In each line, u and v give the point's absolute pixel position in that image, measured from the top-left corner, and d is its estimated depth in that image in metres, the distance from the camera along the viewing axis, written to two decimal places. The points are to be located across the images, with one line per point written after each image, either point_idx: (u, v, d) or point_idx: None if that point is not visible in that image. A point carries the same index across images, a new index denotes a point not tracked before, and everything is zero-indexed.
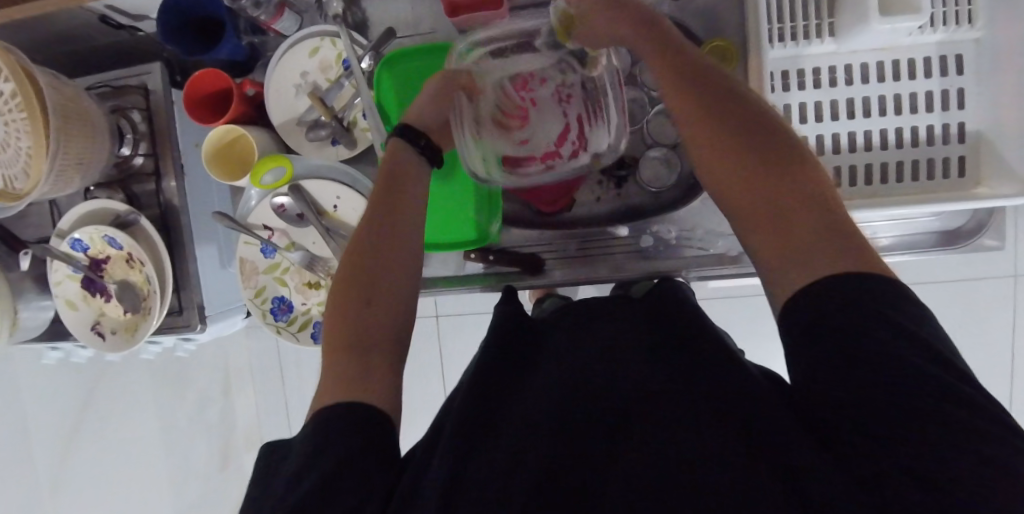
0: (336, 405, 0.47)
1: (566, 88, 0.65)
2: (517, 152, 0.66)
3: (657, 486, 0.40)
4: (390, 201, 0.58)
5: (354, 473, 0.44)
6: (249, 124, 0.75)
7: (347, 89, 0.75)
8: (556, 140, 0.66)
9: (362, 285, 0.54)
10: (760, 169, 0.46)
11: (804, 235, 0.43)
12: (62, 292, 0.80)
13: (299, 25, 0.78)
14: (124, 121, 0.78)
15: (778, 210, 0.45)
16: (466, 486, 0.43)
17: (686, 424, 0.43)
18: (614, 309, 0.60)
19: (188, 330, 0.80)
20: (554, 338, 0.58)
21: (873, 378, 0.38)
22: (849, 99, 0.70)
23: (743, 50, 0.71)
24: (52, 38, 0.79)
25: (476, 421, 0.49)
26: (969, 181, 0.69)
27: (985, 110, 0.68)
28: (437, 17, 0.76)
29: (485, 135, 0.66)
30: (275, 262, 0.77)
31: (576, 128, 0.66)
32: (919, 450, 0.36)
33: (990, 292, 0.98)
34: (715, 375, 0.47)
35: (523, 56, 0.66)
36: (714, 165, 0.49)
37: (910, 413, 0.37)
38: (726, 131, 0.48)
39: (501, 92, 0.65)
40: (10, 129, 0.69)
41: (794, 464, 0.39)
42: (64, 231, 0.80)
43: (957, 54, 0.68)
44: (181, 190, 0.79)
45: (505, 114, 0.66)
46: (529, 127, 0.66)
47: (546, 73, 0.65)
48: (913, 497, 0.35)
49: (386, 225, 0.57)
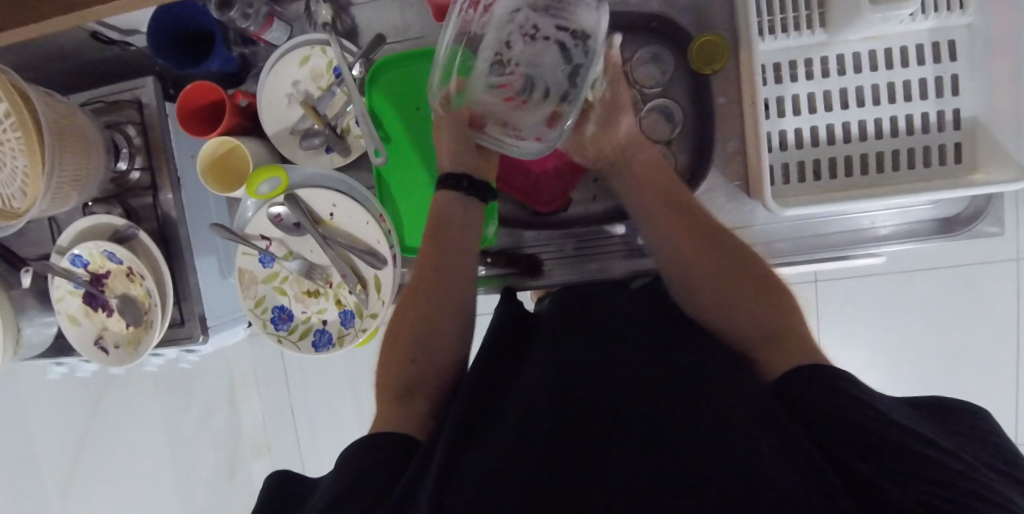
0: (375, 432, 0.51)
1: (528, 27, 0.57)
2: (551, 110, 0.60)
3: (656, 486, 0.40)
4: (441, 243, 0.64)
5: (375, 484, 0.45)
6: (242, 135, 0.75)
7: (339, 97, 0.75)
8: (566, 65, 0.58)
9: (413, 342, 0.60)
10: (738, 273, 0.58)
11: (787, 337, 0.52)
12: (63, 308, 0.81)
13: (289, 35, 0.78)
14: (119, 136, 0.79)
15: (763, 330, 0.54)
16: (464, 487, 0.42)
17: (685, 424, 0.43)
18: (608, 309, 0.60)
19: (190, 342, 0.81)
20: (546, 337, 0.58)
21: (860, 410, 0.42)
22: (842, 89, 0.69)
23: (733, 44, 0.71)
24: (45, 56, 0.79)
25: (475, 424, 0.49)
26: (966, 167, 0.69)
27: (980, 96, 0.67)
28: (425, 22, 0.76)
29: (520, 119, 0.61)
30: (274, 272, 0.77)
31: (569, 40, 0.57)
32: (903, 459, 0.39)
33: (992, 277, 0.98)
34: (716, 380, 0.47)
35: (483, 41, 0.58)
36: (709, 261, 0.60)
37: (887, 426, 0.40)
38: (713, 250, 0.60)
39: (485, 66, 0.58)
40: (7, 149, 0.69)
41: (789, 464, 0.40)
42: (64, 247, 0.80)
43: (950, 40, 0.67)
44: (178, 202, 0.80)
45: (506, 89, 0.59)
46: (538, 77, 0.58)
47: (506, 35, 0.57)
48: (899, 497, 0.37)
49: (439, 273, 0.63)
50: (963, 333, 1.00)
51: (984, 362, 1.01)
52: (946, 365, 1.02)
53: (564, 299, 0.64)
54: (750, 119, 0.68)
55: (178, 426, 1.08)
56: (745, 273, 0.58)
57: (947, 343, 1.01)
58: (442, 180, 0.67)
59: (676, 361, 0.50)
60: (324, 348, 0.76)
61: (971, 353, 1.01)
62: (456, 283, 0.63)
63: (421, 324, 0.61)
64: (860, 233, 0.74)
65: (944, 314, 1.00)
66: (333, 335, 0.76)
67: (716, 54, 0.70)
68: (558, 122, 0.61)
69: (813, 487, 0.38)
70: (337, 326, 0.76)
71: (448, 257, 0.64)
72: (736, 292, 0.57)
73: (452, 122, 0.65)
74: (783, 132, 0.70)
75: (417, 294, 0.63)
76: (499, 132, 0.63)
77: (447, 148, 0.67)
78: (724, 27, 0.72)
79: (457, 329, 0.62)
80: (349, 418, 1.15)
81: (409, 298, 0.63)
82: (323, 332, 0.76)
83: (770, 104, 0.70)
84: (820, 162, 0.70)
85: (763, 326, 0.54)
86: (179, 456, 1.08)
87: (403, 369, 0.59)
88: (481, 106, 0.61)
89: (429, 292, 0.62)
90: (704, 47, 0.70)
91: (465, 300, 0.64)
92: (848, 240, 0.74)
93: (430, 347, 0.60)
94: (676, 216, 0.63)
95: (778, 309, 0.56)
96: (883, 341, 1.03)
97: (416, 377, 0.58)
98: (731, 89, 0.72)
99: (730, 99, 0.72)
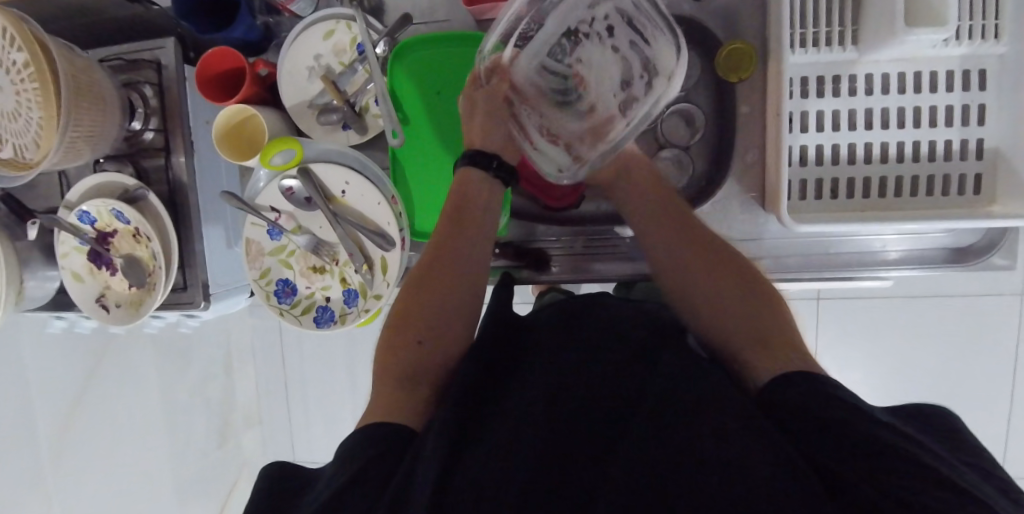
0: (370, 423, 0.51)
1: (603, 22, 0.59)
2: (592, 124, 0.63)
3: (654, 489, 0.42)
4: (456, 219, 0.65)
5: (370, 482, 0.45)
6: (260, 105, 0.75)
7: (360, 75, 0.74)
8: (624, 86, 0.61)
9: (416, 325, 0.60)
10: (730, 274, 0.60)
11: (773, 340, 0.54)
12: (68, 264, 0.80)
13: (315, 8, 0.77)
14: (135, 96, 0.78)
15: (747, 327, 0.56)
16: (465, 479, 0.43)
17: (685, 422, 0.44)
18: (602, 310, 0.60)
19: (191, 307, 0.81)
20: (544, 330, 0.59)
21: (850, 410, 0.43)
22: (867, 109, 0.68)
23: (761, 54, 0.70)
24: (66, 8, 0.78)
25: (473, 417, 0.49)
26: (984, 199, 0.68)
27: (1006, 129, 0.66)
28: (453, 6, 0.75)
29: (561, 123, 0.64)
30: (281, 245, 0.76)
31: (636, 67, 0.61)
32: (885, 460, 0.40)
33: (996, 310, 0.98)
34: (713, 380, 0.48)
35: (555, 17, 0.59)
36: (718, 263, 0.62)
37: (864, 420, 0.42)
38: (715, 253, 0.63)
39: (546, 50, 0.60)
40: (21, 99, 0.68)
41: (786, 469, 0.40)
42: (72, 203, 0.80)
43: (981, 69, 0.66)
44: (190, 167, 0.79)
45: (557, 78, 0.61)
46: (592, 77, 0.60)
47: (581, 27, 0.59)
48: (884, 502, 0.39)
49: (448, 257, 0.64)
50: (962, 362, 1.01)
51: (980, 392, 1.01)
52: (942, 393, 1.03)
53: (560, 305, 0.64)
54: (771, 132, 0.68)
55: (172, 390, 1.08)
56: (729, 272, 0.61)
57: (945, 372, 1.02)
58: (467, 155, 0.68)
59: (670, 364, 0.50)
60: (325, 325, 0.76)
61: (967, 384, 1.01)
62: (462, 261, 0.64)
63: (435, 306, 0.61)
64: (870, 256, 0.73)
65: (945, 343, 1.01)
66: (336, 313, 0.76)
67: (743, 64, 0.70)
68: (590, 140, 0.65)
69: (799, 492, 0.39)
70: (340, 305, 0.76)
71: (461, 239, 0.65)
72: (713, 285, 0.60)
73: (491, 97, 0.68)
74: (803, 148, 0.69)
75: (429, 276, 0.63)
76: (534, 134, 0.67)
77: (478, 126, 0.69)
78: (753, 36, 0.71)
79: (459, 314, 0.62)
80: (343, 396, 1.16)
81: (413, 285, 0.63)
82: (326, 309, 0.76)
83: (793, 117, 0.69)
84: (838, 182, 0.70)
85: (751, 330, 0.55)
86: (172, 418, 1.08)
87: (403, 353, 0.58)
88: (535, 91, 0.63)
89: (434, 270, 0.63)
90: (729, 58, 0.70)
91: (471, 283, 0.63)
92: (857, 261, 0.74)
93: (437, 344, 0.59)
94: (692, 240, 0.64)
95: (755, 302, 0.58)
96: (883, 366, 1.04)
97: (429, 366, 0.58)
98: (755, 99, 0.71)
99: (753, 110, 0.72)
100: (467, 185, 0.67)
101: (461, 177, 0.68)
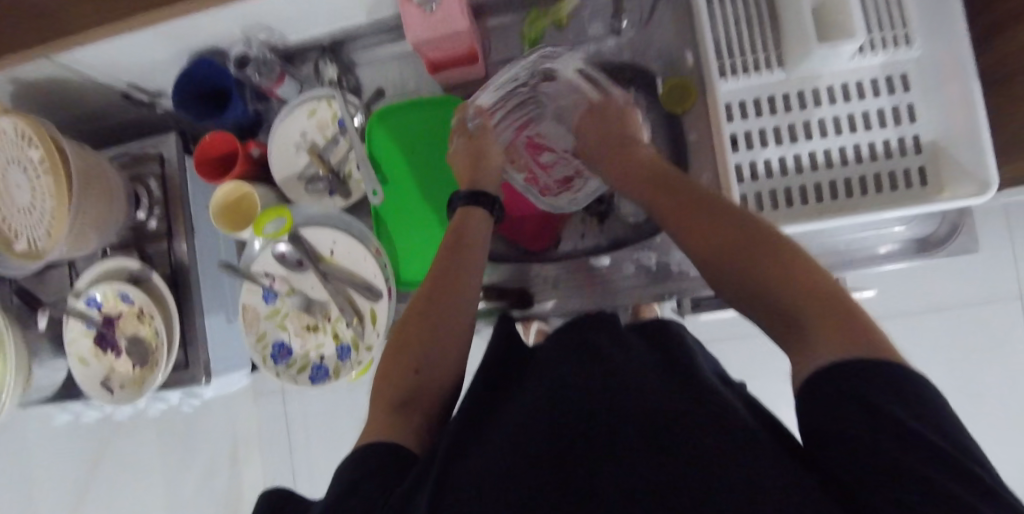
0: (370, 440, 0.53)
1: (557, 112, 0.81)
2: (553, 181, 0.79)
3: (666, 492, 0.39)
4: (457, 252, 0.67)
5: (368, 490, 0.46)
6: (253, 181, 0.81)
7: (342, 145, 0.82)
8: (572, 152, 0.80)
9: (417, 356, 0.61)
10: (741, 236, 0.53)
11: (818, 308, 0.46)
12: (75, 349, 0.84)
13: (297, 91, 0.85)
14: (141, 188, 0.86)
15: (768, 274, 0.50)
16: (462, 493, 0.43)
17: (691, 428, 0.43)
18: (605, 332, 0.60)
19: (194, 384, 0.83)
20: (542, 351, 0.60)
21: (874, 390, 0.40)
22: (805, 122, 0.74)
23: (700, 84, 0.77)
24: (79, 116, 0.87)
25: (467, 442, 0.50)
26: (933, 188, 0.71)
27: (938, 122, 0.71)
28: (420, 78, 0.84)
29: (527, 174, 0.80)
30: (275, 308, 0.80)
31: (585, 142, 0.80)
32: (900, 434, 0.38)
33: (992, 317, 1.03)
34: (705, 397, 0.47)
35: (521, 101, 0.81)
36: (705, 236, 0.56)
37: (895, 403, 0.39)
38: (702, 219, 0.57)
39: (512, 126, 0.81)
40: (35, 192, 0.75)
41: (790, 479, 0.39)
42: (79, 290, 0.84)
43: (901, 74, 0.72)
44: (192, 250, 0.85)
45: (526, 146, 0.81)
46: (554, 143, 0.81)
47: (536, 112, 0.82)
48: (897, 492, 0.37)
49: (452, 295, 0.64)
50: (963, 373, 1.04)
51: (987, 400, 1.03)
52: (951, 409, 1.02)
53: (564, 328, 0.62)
54: (718, 152, 0.73)
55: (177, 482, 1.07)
56: (717, 221, 0.56)
57: (946, 384, 1.04)
58: (463, 196, 0.72)
59: (677, 381, 0.50)
60: (320, 382, 0.78)
61: (971, 394, 1.04)
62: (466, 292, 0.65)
63: (438, 344, 0.62)
64: (838, 256, 0.76)
65: (939, 355, 1.05)
66: (330, 369, 0.78)
67: (684, 96, 0.76)
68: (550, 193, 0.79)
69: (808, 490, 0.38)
70: (334, 361, 0.78)
71: (457, 277, 0.66)
72: (719, 241, 0.54)
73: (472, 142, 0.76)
74: (753, 163, 0.74)
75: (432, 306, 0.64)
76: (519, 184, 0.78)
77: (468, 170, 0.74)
78: (692, 71, 0.78)
79: (461, 349, 0.63)
80: None
81: (416, 311, 0.64)
82: (320, 366, 0.78)
83: (737, 138, 0.75)
84: (791, 191, 0.74)
85: (783, 293, 0.48)
86: None
87: (401, 378, 0.59)
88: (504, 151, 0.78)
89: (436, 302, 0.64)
90: (672, 90, 0.77)
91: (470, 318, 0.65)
92: (827, 262, 0.76)
93: (437, 365, 0.61)
94: (674, 221, 0.59)
95: (783, 257, 0.50)
96: None
97: (429, 392, 0.59)
98: (702, 125, 0.77)
99: (702, 134, 0.77)
100: (470, 227, 0.70)
101: (461, 216, 0.71)
